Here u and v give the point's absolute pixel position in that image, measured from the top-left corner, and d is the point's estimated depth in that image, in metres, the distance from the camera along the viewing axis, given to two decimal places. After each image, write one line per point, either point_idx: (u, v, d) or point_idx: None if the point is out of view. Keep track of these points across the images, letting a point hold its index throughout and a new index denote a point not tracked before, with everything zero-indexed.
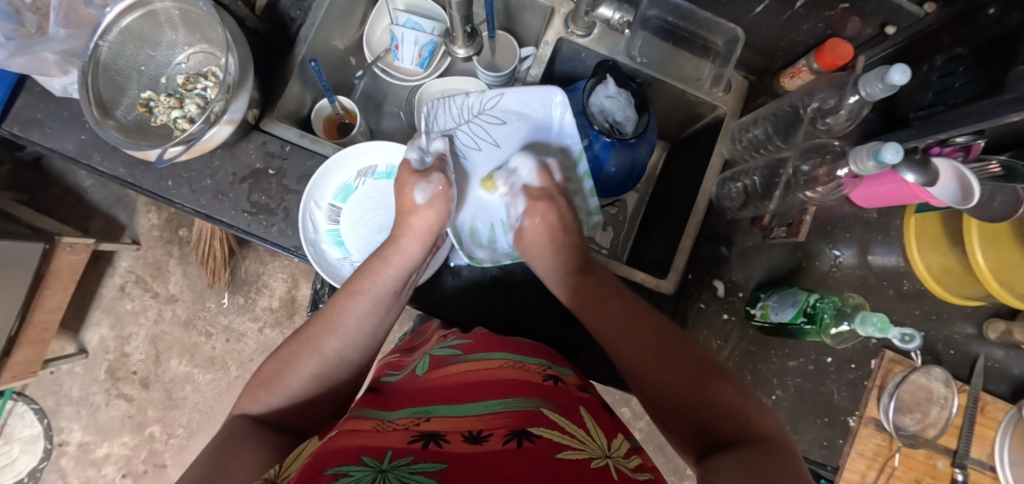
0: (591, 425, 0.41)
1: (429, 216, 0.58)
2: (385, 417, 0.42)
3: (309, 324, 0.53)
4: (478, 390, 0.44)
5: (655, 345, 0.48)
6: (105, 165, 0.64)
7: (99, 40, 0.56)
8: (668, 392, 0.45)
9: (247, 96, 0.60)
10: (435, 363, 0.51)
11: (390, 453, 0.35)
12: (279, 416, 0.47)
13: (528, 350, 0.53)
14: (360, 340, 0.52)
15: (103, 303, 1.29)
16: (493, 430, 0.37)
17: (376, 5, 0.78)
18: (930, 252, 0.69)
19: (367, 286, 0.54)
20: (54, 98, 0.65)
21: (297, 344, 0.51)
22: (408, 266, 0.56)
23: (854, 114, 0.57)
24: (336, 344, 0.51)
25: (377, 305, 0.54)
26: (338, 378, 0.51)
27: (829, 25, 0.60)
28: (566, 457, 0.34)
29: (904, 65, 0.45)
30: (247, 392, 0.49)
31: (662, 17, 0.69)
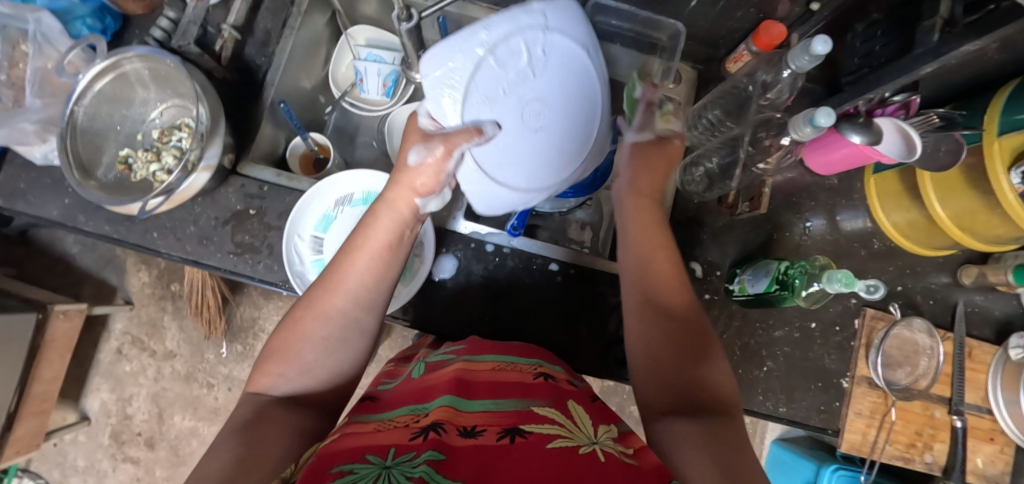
0: (580, 415, 0.42)
1: (427, 175, 0.48)
2: (385, 418, 0.42)
3: (308, 290, 0.48)
4: (474, 390, 0.45)
5: (681, 307, 0.50)
6: (90, 224, 0.67)
7: (75, 105, 0.58)
8: (672, 340, 0.48)
9: (221, 142, 0.63)
10: (430, 367, 0.53)
11: (393, 450, 0.34)
12: (297, 392, 0.45)
13: (513, 351, 0.55)
14: (365, 299, 0.48)
15: (101, 368, 1.29)
16: (485, 427, 0.38)
17: (338, 44, 0.82)
18: (893, 210, 0.73)
19: (361, 243, 0.49)
20: (35, 167, 0.67)
21: (299, 309, 0.47)
22: (400, 217, 0.50)
23: (791, 86, 0.59)
24: (340, 304, 0.47)
25: (375, 261, 0.48)
26: (349, 345, 0.47)
27: (761, 9, 0.65)
28: (556, 445, 0.35)
29: (824, 35, 0.48)
30: (257, 370, 0.46)
31: (607, 21, 0.72)
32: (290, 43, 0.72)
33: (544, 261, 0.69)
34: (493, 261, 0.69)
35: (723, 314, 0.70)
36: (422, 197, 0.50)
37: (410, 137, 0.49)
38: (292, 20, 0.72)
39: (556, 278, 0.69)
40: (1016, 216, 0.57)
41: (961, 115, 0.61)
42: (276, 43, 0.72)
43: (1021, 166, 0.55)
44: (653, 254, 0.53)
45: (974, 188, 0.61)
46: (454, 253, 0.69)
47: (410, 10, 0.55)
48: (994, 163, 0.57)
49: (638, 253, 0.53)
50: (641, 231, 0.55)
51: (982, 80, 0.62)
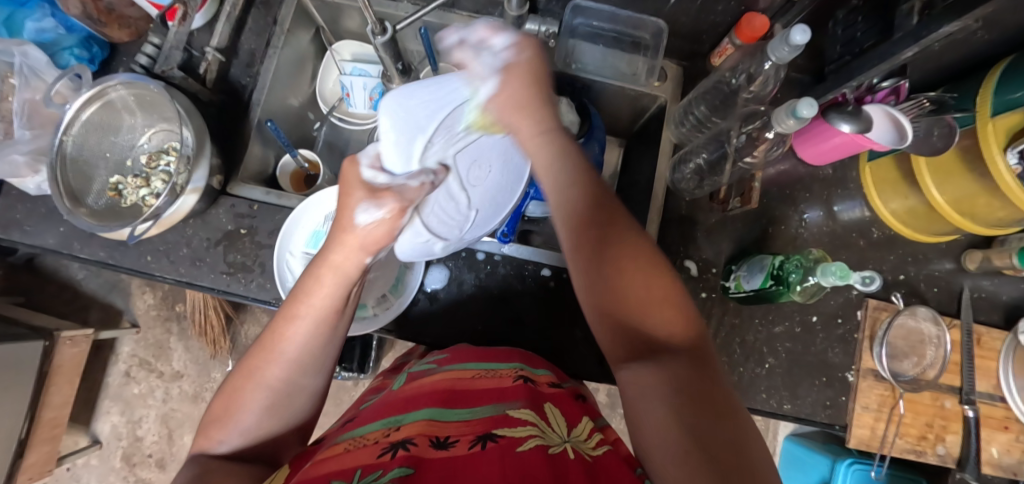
0: (555, 414, 0.43)
1: (364, 235, 0.45)
2: (356, 436, 0.42)
3: (250, 352, 0.46)
4: (452, 401, 0.45)
5: (623, 239, 0.43)
6: (85, 251, 0.68)
7: (63, 135, 0.59)
8: (621, 281, 0.42)
9: (208, 164, 0.63)
10: (411, 377, 0.54)
11: (360, 471, 0.34)
12: (246, 450, 0.45)
13: (492, 357, 0.55)
14: (306, 364, 0.46)
15: (110, 391, 1.31)
16: (459, 437, 0.39)
17: (323, 60, 0.82)
18: (891, 197, 0.71)
19: (303, 309, 0.46)
20: (30, 197, 0.69)
21: (239, 376, 0.46)
22: (343, 277, 0.46)
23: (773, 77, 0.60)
24: (280, 374, 0.45)
25: (318, 327, 0.46)
26: (294, 407, 0.46)
27: (741, 2, 0.64)
28: (525, 448, 0.36)
29: (801, 25, 0.47)
30: (205, 431, 0.46)
31: (589, 22, 0.72)
32: (274, 62, 0.72)
33: (536, 267, 0.69)
34: (484, 270, 0.68)
35: (721, 313, 0.69)
36: (371, 255, 0.46)
37: (349, 192, 0.45)
38: (275, 39, 0.72)
39: (548, 284, 0.68)
40: (1013, 197, 0.55)
41: (953, 97, 0.61)
42: (261, 63, 0.72)
43: (1016, 147, 0.53)
44: (597, 219, 0.44)
45: (970, 171, 0.60)
46: (445, 263, 0.68)
47: (384, 23, 0.56)
48: (988, 145, 0.55)
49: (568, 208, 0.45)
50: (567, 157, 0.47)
51: (970, 62, 0.61)
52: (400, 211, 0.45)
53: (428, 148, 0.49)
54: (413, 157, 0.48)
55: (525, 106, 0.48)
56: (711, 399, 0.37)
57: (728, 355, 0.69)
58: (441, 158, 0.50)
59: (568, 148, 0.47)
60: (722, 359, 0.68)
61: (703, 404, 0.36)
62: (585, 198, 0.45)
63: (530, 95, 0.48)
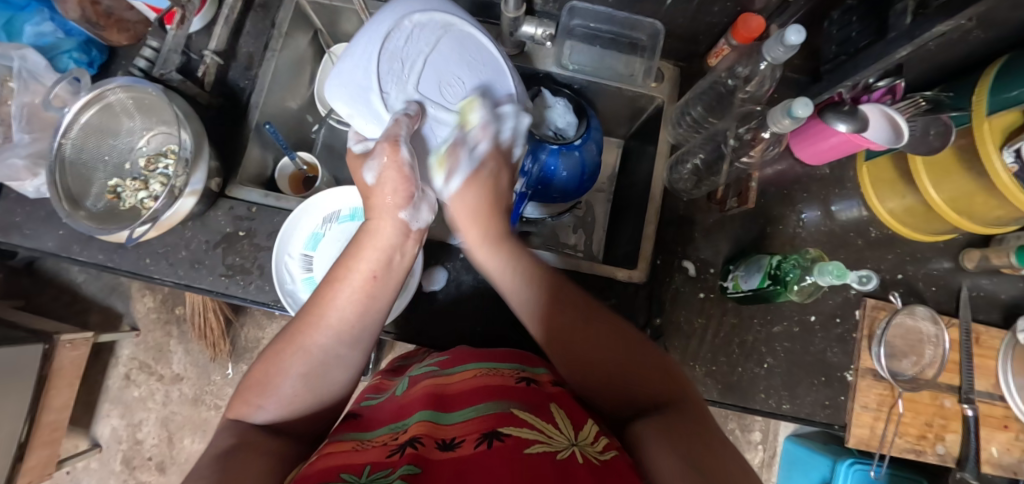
0: (561, 416, 0.43)
1: (387, 192, 0.49)
2: (364, 439, 0.43)
3: (296, 317, 0.48)
4: (456, 402, 0.46)
5: (598, 328, 0.48)
6: (85, 254, 0.68)
7: (62, 139, 0.59)
8: (601, 373, 0.46)
9: (206, 166, 0.63)
10: (414, 380, 0.54)
11: (368, 468, 0.36)
12: (279, 421, 0.45)
13: (494, 357, 0.56)
14: (348, 333, 0.47)
15: (110, 394, 1.31)
16: (464, 437, 0.39)
17: (322, 63, 0.83)
18: (889, 197, 0.72)
19: (346, 273, 0.48)
20: (29, 201, 0.69)
21: (281, 343, 0.47)
22: (385, 248, 0.49)
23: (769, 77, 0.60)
24: (319, 340, 0.46)
25: (359, 295, 0.47)
26: (331, 379, 0.47)
27: (737, 3, 0.64)
28: (532, 451, 0.36)
29: (796, 26, 0.48)
30: (240, 397, 0.46)
31: (586, 24, 0.72)
32: (273, 64, 0.73)
33: None
34: (483, 270, 0.68)
35: (719, 313, 0.69)
36: (405, 211, 0.50)
37: (357, 165, 0.52)
38: (274, 42, 0.73)
39: None
40: (1010, 197, 0.55)
41: (948, 96, 0.61)
42: (259, 66, 0.73)
43: (1012, 145, 0.53)
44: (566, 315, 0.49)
45: (968, 169, 0.60)
46: (443, 264, 0.69)
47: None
48: (984, 143, 0.55)
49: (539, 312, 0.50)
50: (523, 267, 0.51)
51: (965, 61, 0.62)
52: (394, 147, 0.49)
53: (383, 98, 0.51)
54: (381, 114, 0.51)
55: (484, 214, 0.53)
56: (697, 430, 0.39)
57: (726, 356, 0.69)
58: (404, 97, 0.52)
59: (523, 258, 0.52)
60: (721, 359, 0.68)
61: (706, 448, 0.37)
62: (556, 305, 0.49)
63: (482, 206, 0.53)
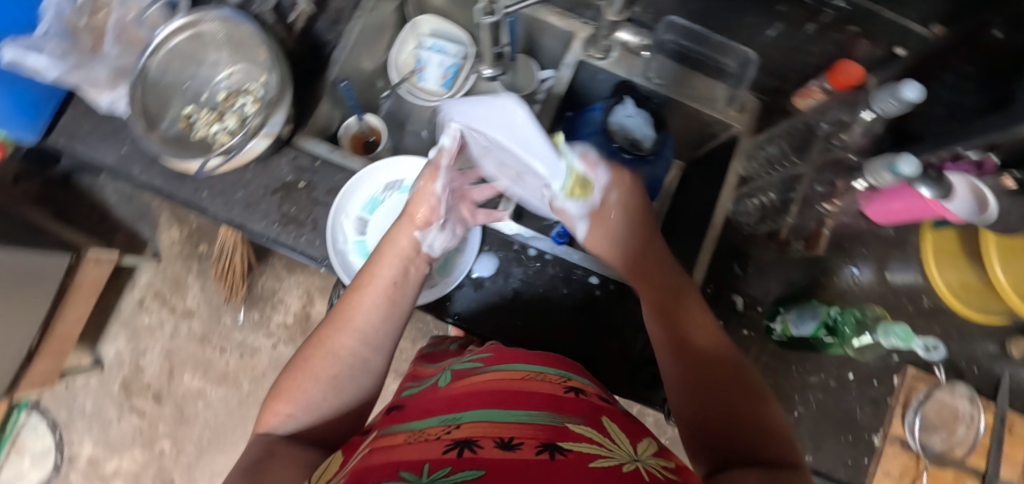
0: (615, 431, 0.43)
1: (423, 208, 0.57)
2: (415, 429, 0.43)
3: (321, 326, 0.52)
4: (508, 401, 0.46)
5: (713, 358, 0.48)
6: (143, 176, 0.68)
7: (149, 57, 0.59)
8: (709, 402, 0.44)
9: (286, 111, 0.62)
10: (457, 374, 0.55)
11: (427, 467, 0.35)
12: (306, 429, 0.47)
13: (540, 361, 0.56)
14: (371, 335, 0.51)
15: (121, 317, 1.32)
16: (522, 440, 0.39)
17: (401, 34, 0.82)
18: (947, 269, 0.70)
19: (368, 280, 0.53)
20: (98, 113, 0.69)
21: (309, 348, 0.51)
22: (404, 254, 0.56)
23: (868, 130, 0.58)
24: (346, 341, 0.50)
25: (379, 299, 0.52)
26: (354, 381, 0.49)
27: (839, 48, 0.63)
28: (597, 464, 0.36)
29: (916, 82, 0.46)
30: (270, 408, 0.48)
31: (676, 41, 0.70)
32: (360, 23, 0.72)
33: (584, 273, 0.67)
34: (534, 266, 0.67)
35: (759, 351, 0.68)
36: (420, 229, 0.57)
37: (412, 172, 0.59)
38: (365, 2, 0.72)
39: (593, 292, 0.67)
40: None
41: None
42: (346, 22, 0.72)
43: None
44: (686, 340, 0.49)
45: None
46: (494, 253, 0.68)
47: (495, 4, 0.51)
48: None
49: (659, 320, 0.53)
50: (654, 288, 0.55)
51: None
52: (433, 175, 0.57)
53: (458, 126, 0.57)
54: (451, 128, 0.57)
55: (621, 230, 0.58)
56: None
57: None
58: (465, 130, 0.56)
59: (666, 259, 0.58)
60: None
61: None
62: (684, 331, 0.51)
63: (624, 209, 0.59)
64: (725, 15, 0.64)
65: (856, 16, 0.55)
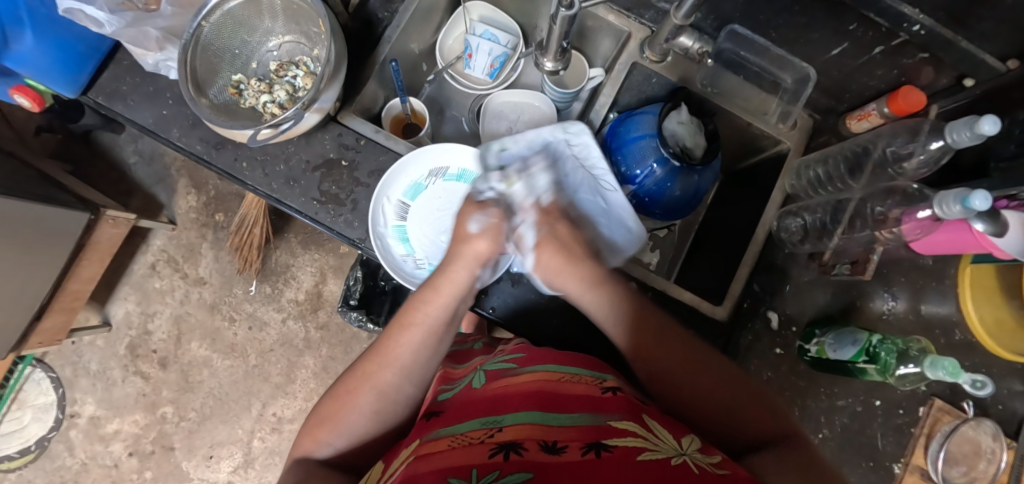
0: (657, 427, 0.42)
1: (480, 246, 0.56)
2: (456, 433, 0.43)
3: (364, 357, 0.53)
4: (546, 402, 0.45)
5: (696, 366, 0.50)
6: (182, 140, 0.67)
7: (202, 20, 0.57)
8: (709, 388, 0.49)
9: (338, 88, 0.61)
10: (491, 375, 0.54)
11: (476, 470, 0.35)
12: (344, 453, 0.50)
13: (575, 361, 0.55)
14: (415, 371, 0.52)
15: (132, 279, 1.32)
16: (567, 442, 0.38)
17: (452, 15, 0.80)
18: (983, 304, 0.61)
19: (418, 317, 0.54)
20: (140, 72, 0.68)
21: (351, 379, 0.52)
22: (458, 293, 0.56)
23: (932, 160, 0.57)
24: (391, 377, 0.51)
25: (427, 336, 0.53)
26: (393, 412, 0.51)
27: (903, 72, 0.62)
28: (646, 459, 0.35)
29: (994, 116, 0.46)
30: (308, 433, 0.50)
31: (736, 50, 0.70)
32: (414, 3, 0.71)
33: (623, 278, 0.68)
34: None
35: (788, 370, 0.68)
36: (484, 267, 0.57)
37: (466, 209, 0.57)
38: None
39: None
40: None
41: None
42: (400, 1, 0.71)
43: None
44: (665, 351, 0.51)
45: None
46: None
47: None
48: None
49: (634, 353, 0.53)
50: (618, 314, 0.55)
51: None
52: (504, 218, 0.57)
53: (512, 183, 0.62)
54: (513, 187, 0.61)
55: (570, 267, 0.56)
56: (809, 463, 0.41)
57: None
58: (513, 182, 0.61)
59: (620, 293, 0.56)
60: None
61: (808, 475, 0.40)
62: (662, 341, 0.52)
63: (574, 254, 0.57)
64: (790, 28, 0.64)
65: (929, 42, 0.55)
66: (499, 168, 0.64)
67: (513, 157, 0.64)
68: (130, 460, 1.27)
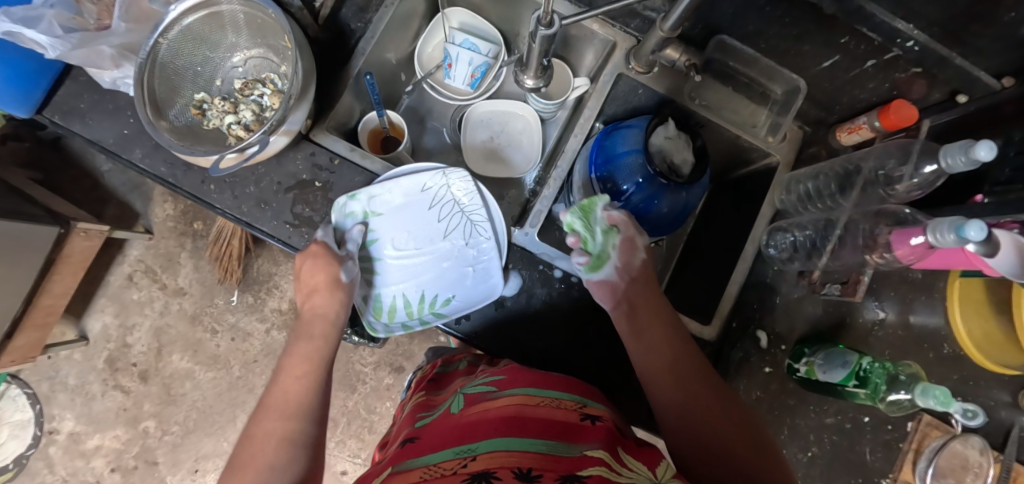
0: (634, 460, 0.41)
1: (323, 278, 0.56)
2: (430, 463, 0.42)
3: (252, 420, 0.47)
4: (522, 427, 0.44)
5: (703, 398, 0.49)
6: (146, 162, 0.63)
7: (159, 37, 0.53)
8: (704, 426, 0.47)
9: (306, 108, 0.58)
10: (470, 399, 0.53)
11: None
12: None
13: (552, 381, 0.53)
14: (307, 411, 0.47)
15: (109, 290, 1.28)
16: (542, 471, 0.37)
17: (431, 23, 0.77)
18: (971, 317, 0.58)
19: (298, 366, 0.51)
20: (99, 89, 0.64)
21: (241, 447, 0.45)
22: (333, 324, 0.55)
23: (926, 183, 0.54)
24: (282, 424, 0.45)
25: (309, 376, 0.50)
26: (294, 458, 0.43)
27: (895, 86, 0.60)
28: None
29: (990, 142, 0.44)
30: None
31: (724, 60, 0.67)
32: (389, 13, 0.67)
33: None
34: (558, 288, 0.64)
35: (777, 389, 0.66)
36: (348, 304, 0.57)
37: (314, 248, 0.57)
38: None
39: None
40: None
41: None
42: (374, 10, 0.67)
43: None
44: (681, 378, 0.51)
45: None
46: (518, 272, 0.65)
47: (554, 15, 0.47)
48: None
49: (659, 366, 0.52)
50: (656, 325, 0.54)
51: None
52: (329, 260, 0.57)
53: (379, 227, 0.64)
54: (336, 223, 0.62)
55: (660, 314, 0.55)
56: None
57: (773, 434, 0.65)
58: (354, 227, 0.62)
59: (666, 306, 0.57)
60: None
61: None
62: (683, 369, 0.51)
63: (656, 298, 0.57)
64: (780, 40, 0.61)
65: (923, 58, 0.53)
66: (367, 215, 0.64)
67: (380, 204, 0.64)
68: (112, 476, 1.24)
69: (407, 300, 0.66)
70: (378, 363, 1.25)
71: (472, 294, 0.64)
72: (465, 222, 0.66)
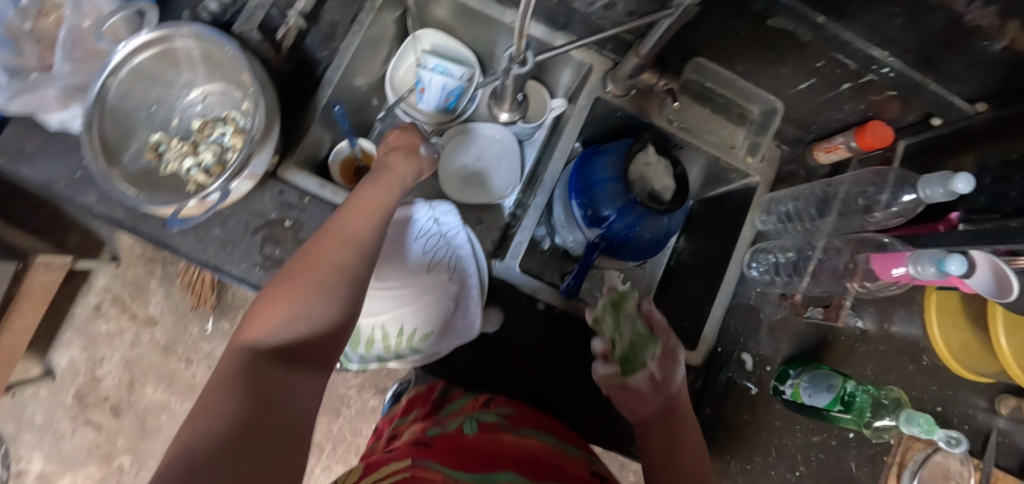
0: None
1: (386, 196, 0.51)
2: (450, 475, 0.40)
3: (291, 264, 0.43)
4: (542, 474, 0.43)
5: None
6: (101, 207, 0.59)
7: (108, 80, 0.50)
8: None
9: (271, 148, 0.55)
10: (483, 428, 0.49)
11: None
12: (293, 341, 0.38)
13: (564, 434, 0.52)
14: (355, 278, 0.43)
15: (75, 323, 1.22)
16: None
17: (401, 45, 0.74)
18: (947, 327, 0.63)
19: (348, 234, 0.45)
20: (47, 131, 0.60)
21: (249, 316, 0.40)
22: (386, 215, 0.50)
23: (905, 211, 0.54)
24: (321, 304, 0.40)
25: (364, 255, 0.45)
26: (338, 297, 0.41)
27: (871, 107, 0.59)
28: None
29: (968, 175, 0.44)
30: (251, 322, 0.39)
31: (701, 82, 0.67)
32: (357, 40, 0.64)
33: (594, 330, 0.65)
34: (541, 320, 0.63)
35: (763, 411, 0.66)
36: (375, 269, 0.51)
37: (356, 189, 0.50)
38: (363, 16, 0.65)
39: None
40: None
41: None
42: (341, 38, 0.64)
43: None
44: None
45: None
46: (498, 304, 0.63)
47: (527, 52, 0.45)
48: None
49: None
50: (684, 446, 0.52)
51: None
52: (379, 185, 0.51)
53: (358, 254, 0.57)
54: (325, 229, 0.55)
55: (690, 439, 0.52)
56: None
57: (761, 456, 0.65)
58: None
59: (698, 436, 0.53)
60: (755, 459, 0.65)
61: None
62: None
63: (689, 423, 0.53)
64: (757, 63, 0.61)
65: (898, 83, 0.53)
66: None
67: None
68: None
69: (384, 333, 0.58)
70: (362, 386, 1.21)
71: (458, 329, 0.58)
72: (451, 255, 0.59)
